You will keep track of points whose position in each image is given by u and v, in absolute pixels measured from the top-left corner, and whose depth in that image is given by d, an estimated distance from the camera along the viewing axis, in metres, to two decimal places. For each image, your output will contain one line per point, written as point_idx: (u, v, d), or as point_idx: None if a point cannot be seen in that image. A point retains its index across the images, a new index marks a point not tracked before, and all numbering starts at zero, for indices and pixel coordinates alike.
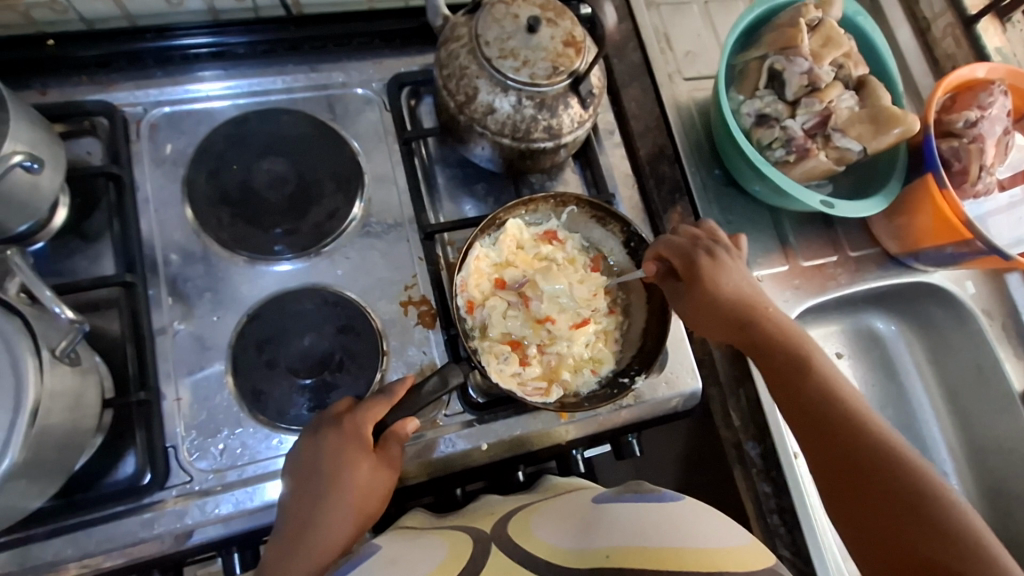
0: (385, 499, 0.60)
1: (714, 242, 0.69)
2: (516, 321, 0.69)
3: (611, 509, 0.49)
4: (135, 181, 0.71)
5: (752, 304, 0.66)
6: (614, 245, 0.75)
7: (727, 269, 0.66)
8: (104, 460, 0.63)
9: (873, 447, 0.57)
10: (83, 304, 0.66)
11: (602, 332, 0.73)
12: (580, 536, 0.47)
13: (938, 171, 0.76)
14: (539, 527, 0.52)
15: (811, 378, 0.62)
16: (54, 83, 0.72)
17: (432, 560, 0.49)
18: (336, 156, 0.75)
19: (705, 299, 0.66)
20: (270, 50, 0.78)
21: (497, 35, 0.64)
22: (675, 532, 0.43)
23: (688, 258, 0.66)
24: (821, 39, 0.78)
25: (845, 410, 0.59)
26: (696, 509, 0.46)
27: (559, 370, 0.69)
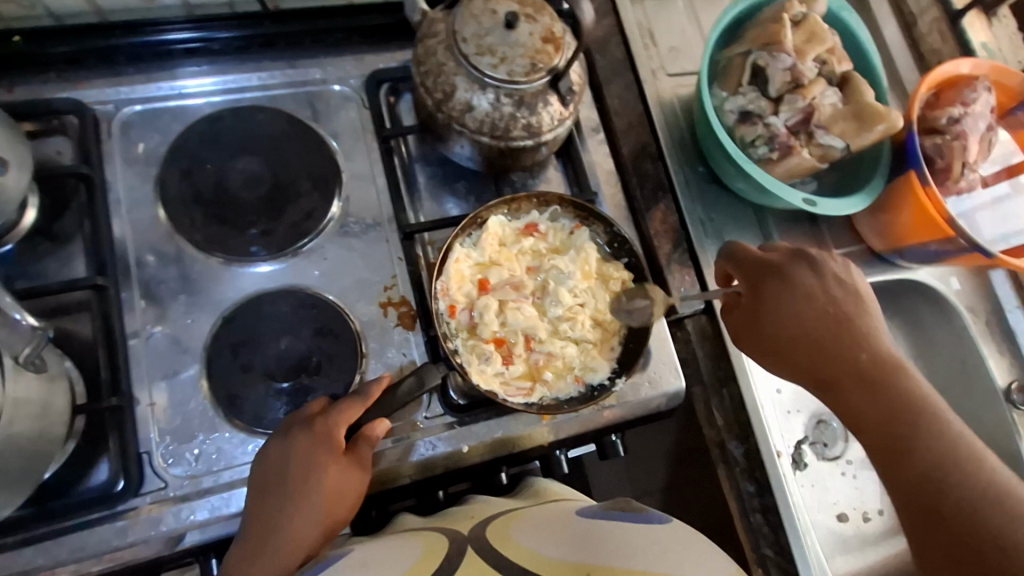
0: (357, 502, 0.59)
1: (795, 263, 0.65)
2: (504, 318, 0.68)
3: (597, 525, 0.49)
4: (106, 181, 0.69)
5: (842, 332, 0.62)
6: (590, 244, 0.72)
7: (807, 292, 0.63)
8: (76, 468, 0.61)
9: (941, 470, 0.56)
10: (54, 308, 0.65)
11: (589, 339, 0.70)
12: (562, 547, 0.46)
13: (920, 168, 0.75)
14: (520, 534, 0.51)
15: (889, 395, 0.60)
16: (21, 81, 0.70)
17: (406, 563, 0.49)
18: (314, 154, 0.74)
19: (773, 306, 0.63)
20: (245, 46, 0.76)
21: (474, 30, 0.63)
22: (663, 559, 0.42)
23: (756, 280, 0.65)
24: (804, 35, 0.77)
25: (926, 423, 0.58)
26: (678, 535, 0.46)
27: (536, 374, 0.68)
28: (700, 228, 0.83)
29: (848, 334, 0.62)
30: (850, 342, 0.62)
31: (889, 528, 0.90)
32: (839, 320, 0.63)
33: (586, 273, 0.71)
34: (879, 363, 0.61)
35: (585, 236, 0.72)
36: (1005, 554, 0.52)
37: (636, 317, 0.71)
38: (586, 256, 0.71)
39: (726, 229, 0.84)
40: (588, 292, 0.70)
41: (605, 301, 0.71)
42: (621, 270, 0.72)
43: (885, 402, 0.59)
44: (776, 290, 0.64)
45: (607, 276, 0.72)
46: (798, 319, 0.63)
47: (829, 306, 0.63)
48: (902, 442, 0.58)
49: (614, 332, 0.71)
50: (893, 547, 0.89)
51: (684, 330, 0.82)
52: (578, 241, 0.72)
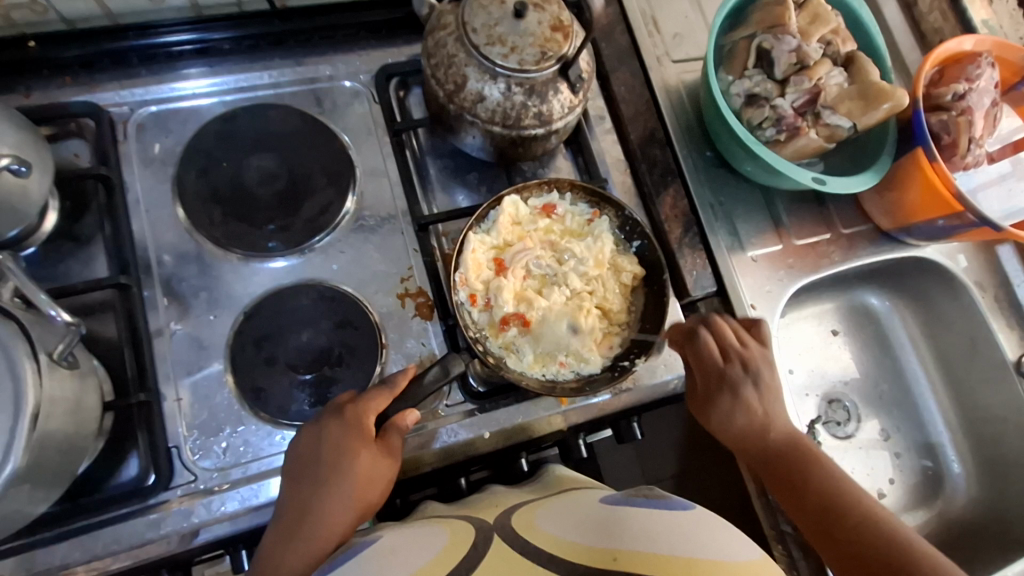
0: (387, 488, 0.61)
1: (734, 373, 0.66)
2: (523, 293, 0.70)
3: (621, 513, 0.49)
4: (124, 183, 0.70)
5: (767, 433, 0.66)
6: (607, 232, 0.73)
7: (749, 408, 0.66)
8: (107, 464, 0.62)
9: (867, 538, 0.59)
10: (79, 308, 0.66)
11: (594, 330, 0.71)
12: (588, 532, 0.47)
13: (928, 145, 0.76)
14: (544, 522, 0.52)
15: (802, 475, 0.65)
16: (37, 86, 0.71)
17: (432, 552, 0.49)
18: (327, 150, 0.75)
19: (723, 436, 0.67)
20: (254, 45, 0.77)
21: (484, 21, 0.64)
22: (687, 542, 0.43)
23: (704, 392, 0.67)
24: (808, 17, 0.79)
25: (832, 492, 0.63)
26: (706, 522, 0.46)
27: (543, 363, 0.69)
28: (710, 212, 0.84)
29: (771, 447, 0.66)
30: (764, 462, 0.67)
31: (906, 502, 0.92)
32: (768, 419, 0.66)
33: (599, 260, 0.72)
34: (804, 474, 0.65)
35: (604, 225, 0.73)
36: None
37: (652, 297, 0.73)
38: (602, 245, 0.72)
39: (736, 212, 0.85)
40: (598, 280, 0.72)
41: (614, 292, 0.72)
42: (634, 263, 0.73)
43: (809, 490, 0.64)
44: (724, 398, 0.66)
45: (620, 266, 0.73)
46: (738, 442, 0.67)
47: (760, 428, 0.66)
48: (825, 525, 0.62)
49: (620, 322, 0.73)
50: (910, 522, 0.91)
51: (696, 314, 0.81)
52: (596, 229, 0.73)
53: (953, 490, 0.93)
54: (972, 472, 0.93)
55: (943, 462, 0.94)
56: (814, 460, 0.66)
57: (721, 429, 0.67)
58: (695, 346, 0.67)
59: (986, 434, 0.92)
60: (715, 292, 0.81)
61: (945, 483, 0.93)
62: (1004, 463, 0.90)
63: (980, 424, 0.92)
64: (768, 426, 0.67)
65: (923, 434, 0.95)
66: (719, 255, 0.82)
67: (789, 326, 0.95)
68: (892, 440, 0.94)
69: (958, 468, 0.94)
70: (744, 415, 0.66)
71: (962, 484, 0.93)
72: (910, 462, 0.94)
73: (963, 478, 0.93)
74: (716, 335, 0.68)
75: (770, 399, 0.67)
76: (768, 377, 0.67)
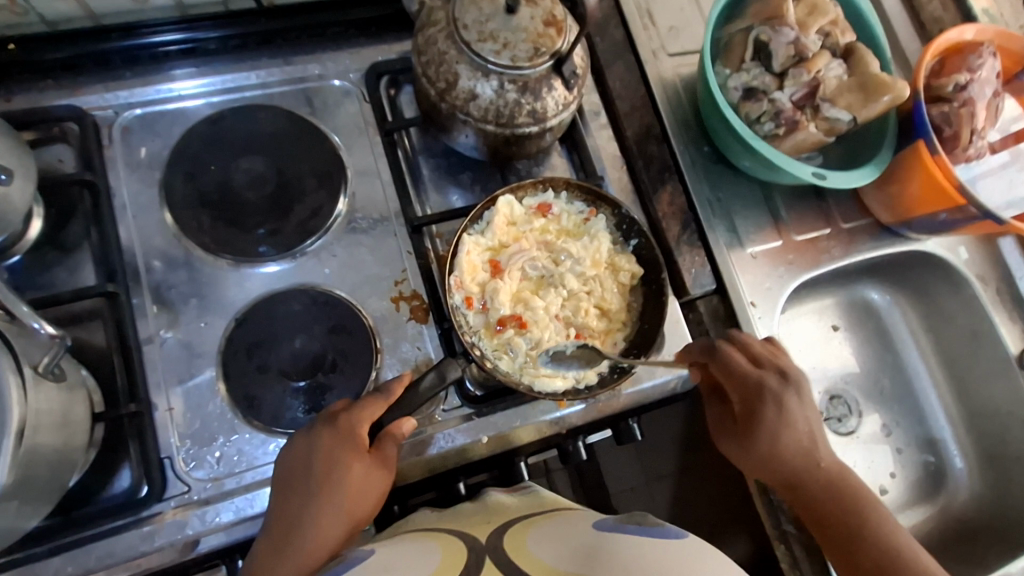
0: (379, 500, 0.60)
1: (780, 387, 0.64)
2: (519, 295, 0.69)
3: (611, 540, 0.48)
4: (111, 188, 0.69)
5: (809, 450, 0.66)
6: (604, 231, 0.72)
7: (792, 422, 0.64)
8: (98, 475, 0.61)
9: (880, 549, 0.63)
10: (66, 317, 0.65)
11: (592, 330, 0.70)
12: (574, 557, 0.46)
13: (929, 137, 0.75)
14: (534, 545, 0.51)
15: (830, 487, 0.66)
16: (19, 90, 0.69)
17: (423, 570, 0.48)
18: (317, 151, 0.73)
19: (763, 452, 0.65)
20: (241, 44, 0.76)
21: (475, 17, 0.62)
22: (677, 569, 0.42)
23: (748, 402, 0.65)
24: (806, 8, 0.77)
25: (867, 522, 0.65)
26: (698, 550, 0.45)
27: (537, 367, 0.67)
28: (708, 209, 0.82)
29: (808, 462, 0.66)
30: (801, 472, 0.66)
31: (908, 498, 0.91)
32: (813, 441, 0.66)
33: (597, 260, 0.71)
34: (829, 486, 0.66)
35: (601, 223, 0.72)
36: None
37: (650, 296, 0.72)
38: (599, 245, 0.70)
39: (734, 207, 0.83)
40: (596, 280, 0.71)
41: (612, 291, 0.71)
42: (632, 262, 0.71)
43: (839, 514, 0.65)
44: (766, 409, 0.64)
45: (618, 265, 0.71)
46: (778, 455, 0.65)
47: (804, 446, 0.66)
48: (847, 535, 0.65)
49: (620, 321, 0.72)
50: (912, 518, 0.90)
51: (696, 313, 0.80)
52: (593, 228, 0.72)
53: (955, 486, 0.92)
54: (974, 467, 0.93)
55: (946, 456, 0.94)
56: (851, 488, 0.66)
57: (762, 444, 0.65)
58: (730, 356, 0.64)
59: (988, 428, 0.91)
60: (714, 290, 0.80)
61: (947, 478, 0.93)
62: (1006, 457, 0.89)
63: (982, 418, 0.92)
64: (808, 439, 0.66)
65: (925, 429, 0.95)
66: (718, 253, 0.81)
67: (789, 323, 0.94)
68: (893, 436, 0.94)
69: (960, 462, 0.93)
70: (789, 427, 0.65)
71: (964, 478, 0.93)
72: (912, 458, 0.93)
73: (965, 473, 0.93)
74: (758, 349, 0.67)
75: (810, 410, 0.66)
76: (806, 389, 0.66)
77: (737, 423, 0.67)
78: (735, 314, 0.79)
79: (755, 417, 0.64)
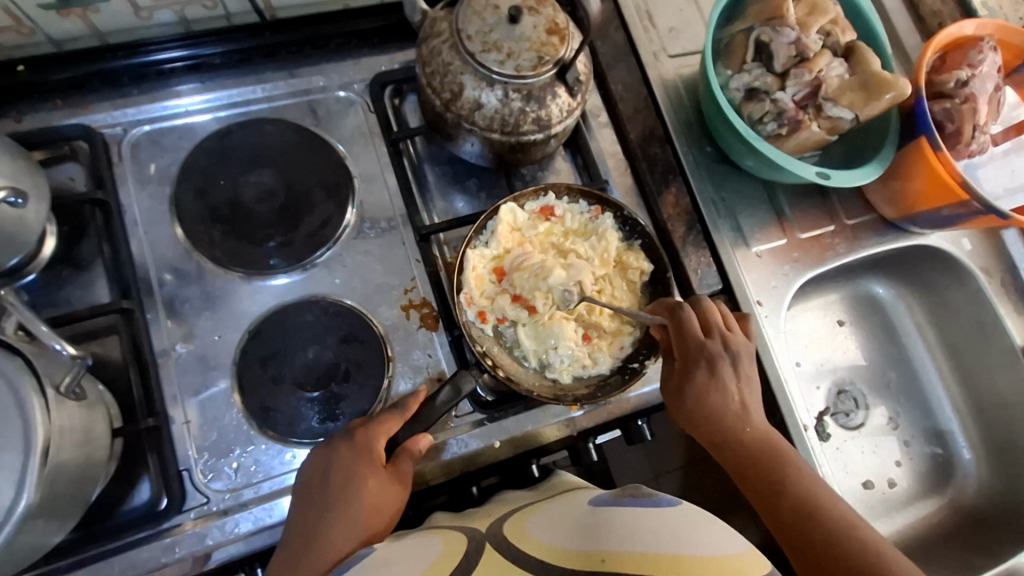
0: (394, 516, 0.60)
1: (714, 349, 0.64)
2: (533, 293, 0.68)
3: (608, 514, 0.47)
4: (121, 205, 0.69)
5: (739, 415, 0.65)
6: (612, 229, 0.72)
7: (718, 389, 0.64)
8: (119, 489, 0.62)
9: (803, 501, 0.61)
10: (82, 333, 0.66)
11: (602, 328, 0.71)
12: (576, 538, 0.46)
13: (931, 134, 0.75)
14: (535, 529, 0.51)
15: (752, 449, 0.64)
16: (28, 110, 0.70)
17: (425, 561, 0.50)
18: (323, 162, 0.74)
19: (697, 416, 0.64)
20: (245, 58, 0.76)
21: (478, 28, 0.63)
22: (670, 538, 0.42)
23: (685, 362, 0.64)
24: (805, 8, 0.78)
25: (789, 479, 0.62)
26: (693, 516, 0.45)
27: (542, 356, 0.69)
28: (713, 208, 0.83)
29: (731, 422, 0.64)
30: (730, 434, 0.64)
31: (918, 490, 0.92)
32: (738, 406, 0.65)
33: (606, 259, 0.72)
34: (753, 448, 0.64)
35: (608, 222, 0.72)
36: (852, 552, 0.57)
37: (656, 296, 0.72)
38: (607, 244, 0.71)
39: (738, 207, 0.84)
40: (605, 279, 0.72)
41: (622, 291, 0.72)
42: (640, 259, 0.72)
43: (787, 487, 0.62)
44: (698, 371, 0.64)
45: (626, 263, 0.72)
46: (711, 420, 0.64)
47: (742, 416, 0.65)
48: (773, 489, 0.62)
49: (631, 320, 0.72)
50: (921, 510, 0.91)
51: None
52: (600, 227, 0.72)
53: (963, 476, 0.93)
54: (983, 458, 0.93)
55: (953, 448, 0.94)
56: (794, 460, 0.64)
57: (698, 407, 0.64)
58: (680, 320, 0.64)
59: (996, 420, 0.92)
60: (720, 290, 0.81)
61: (955, 469, 0.94)
62: (1014, 448, 0.90)
63: (990, 409, 0.92)
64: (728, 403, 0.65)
65: (932, 421, 0.95)
66: (725, 253, 0.81)
67: (794, 319, 0.94)
68: (900, 428, 0.94)
69: (968, 454, 0.94)
70: (717, 392, 0.64)
71: (972, 469, 0.93)
72: (919, 450, 0.94)
73: (973, 464, 0.94)
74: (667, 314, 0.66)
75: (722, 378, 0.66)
76: (736, 357, 0.66)
77: (683, 401, 0.65)
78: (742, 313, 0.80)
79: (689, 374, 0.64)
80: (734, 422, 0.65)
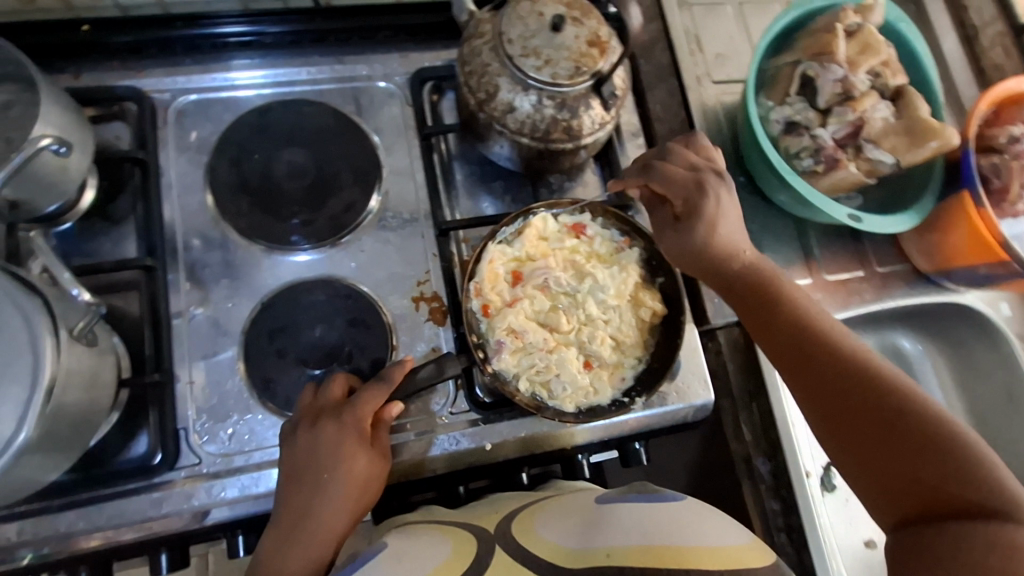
0: (379, 489, 0.62)
1: (716, 178, 0.65)
2: (535, 308, 0.69)
3: (615, 510, 0.52)
4: (160, 167, 0.72)
5: (774, 279, 0.65)
6: (634, 264, 0.72)
7: (728, 219, 0.65)
8: (119, 438, 0.64)
9: (853, 362, 0.58)
10: (105, 285, 0.68)
11: (604, 359, 0.69)
12: (581, 536, 0.50)
13: (975, 188, 0.73)
14: (541, 527, 0.55)
15: (778, 297, 0.63)
16: (87, 68, 0.73)
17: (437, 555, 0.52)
18: (356, 149, 0.75)
19: (681, 236, 0.66)
20: (296, 41, 0.78)
21: (520, 32, 0.63)
22: (676, 533, 0.46)
23: (687, 198, 0.64)
24: (858, 45, 0.75)
25: (840, 343, 0.59)
26: (696, 510, 0.49)
27: (544, 381, 0.67)
28: None
29: (762, 281, 0.65)
30: (764, 298, 0.64)
31: None
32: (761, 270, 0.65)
33: (620, 294, 0.70)
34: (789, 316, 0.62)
35: (633, 255, 0.72)
36: (901, 418, 0.54)
37: (668, 324, 0.71)
38: (627, 277, 0.71)
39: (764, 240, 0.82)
40: (615, 311, 0.70)
41: (630, 325, 0.70)
42: (655, 299, 0.71)
43: (828, 349, 0.59)
44: (705, 200, 0.64)
45: (640, 300, 0.70)
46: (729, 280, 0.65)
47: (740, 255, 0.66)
48: (809, 350, 0.60)
49: (631, 357, 0.70)
50: None
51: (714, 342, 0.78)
52: (624, 259, 0.71)
53: None
54: None
55: None
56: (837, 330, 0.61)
57: (708, 247, 0.65)
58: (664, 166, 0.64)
59: None
60: (736, 322, 0.79)
61: None
62: None
63: None
64: (772, 269, 0.66)
65: None
66: None
67: None
68: None
69: None
70: (720, 230, 0.64)
71: None
72: None
73: None
74: (661, 230, 0.68)
75: (734, 224, 0.65)
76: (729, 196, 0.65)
77: (697, 252, 0.65)
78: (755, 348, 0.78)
79: (699, 198, 0.64)
80: (776, 281, 0.65)
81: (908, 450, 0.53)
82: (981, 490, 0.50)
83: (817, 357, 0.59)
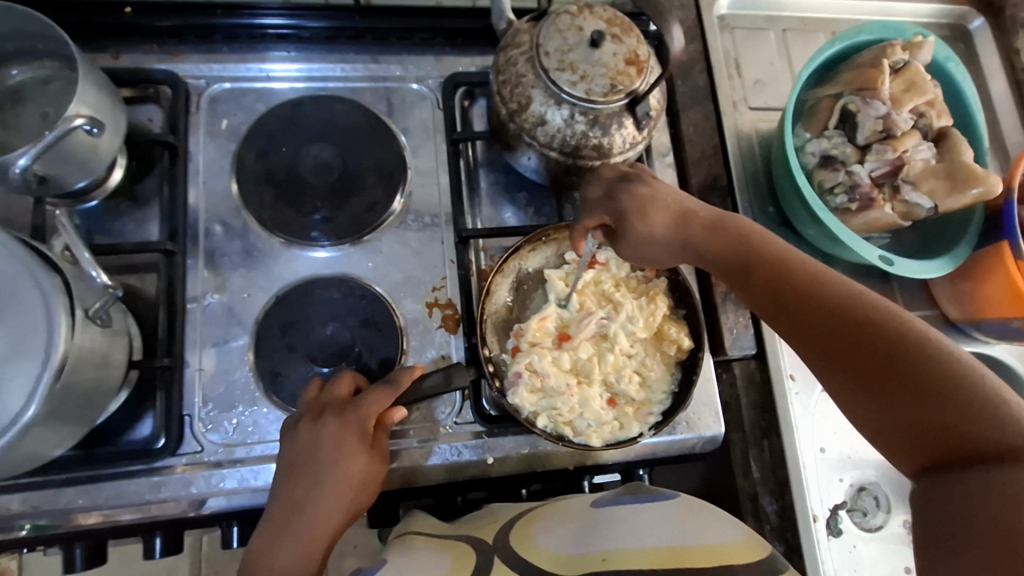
0: (376, 490, 0.62)
1: (632, 180, 0.64)
2: (575, 356, 0.67)
3: (613, 514, 0.56)
4: (188, 152, 0.73)
5: (739, 228, 0.61)
6: (663, 294, 0.71)
7: (662, 202, 0.62)
8: (125, 418, 0.64)
9: (831, 297, 0.54)
10: (125, 265, 0.69)
11: (627, 391, 0.67)
12: (578, 540, 0.53)
13: (1016, 239, 0.70)
14: (540, 531, 0.56)
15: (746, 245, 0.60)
16: (126, 50, 0.74)
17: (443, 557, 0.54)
18: (384, 148, 0.75)
19: (630, 245, 0.64)
20: (333, 37, 0.79)
21: (558, 46, 0.63)
22: (674, 531, 0.52)
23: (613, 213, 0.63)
24: (903, 83, 0.73)
25: (816, 281, 0.56)
26: (693, 510, 0.55)
27: (568, 420, 0.66)
28: None
29: (731, 236, 0.61)
30: (735, 254, 0.60)
31: None
32: (721, 223, 0.62)
33: (650, 326, 0.69)
34: (760, 263, 0.59)
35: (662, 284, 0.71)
36: (889, 348, 0.50)
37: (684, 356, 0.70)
38: (655, 307, 0.69)
39: None
40: (642, 345, 0.69)
41: (653, 358, 0.69)
42: (682, 332, 0.69)
43: (803, 289, 0.56)
44: (623, 199, 0.62)
45: (665, 333, 0.69)
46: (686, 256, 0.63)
47: (695, 217, 0.62)
48: (785, 297, 0.57)
49: (659, 395, 0.68)
50: None
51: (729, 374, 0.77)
52: (652, 289, 0.71)
53: None
54: None
55: None
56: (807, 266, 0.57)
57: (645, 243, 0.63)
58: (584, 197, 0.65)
59: None
60: (753, 355, 0.77)
61: None
62: None
63: None
64: (739, 220, 0.62)
65: None
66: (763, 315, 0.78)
67: None
68: None
69: None
70: (657, 215, 0.62)
71: None
72: None
73: None
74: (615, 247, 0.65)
75: (666, 195, 0.63)
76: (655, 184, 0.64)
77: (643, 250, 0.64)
78: (771, 383, 0.76)
79: (615, 204, 0.63)
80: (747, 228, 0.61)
81: (904, 379, 0.49)
82: (995, 426, 0.46)
83: (793, 302, 0.56)
